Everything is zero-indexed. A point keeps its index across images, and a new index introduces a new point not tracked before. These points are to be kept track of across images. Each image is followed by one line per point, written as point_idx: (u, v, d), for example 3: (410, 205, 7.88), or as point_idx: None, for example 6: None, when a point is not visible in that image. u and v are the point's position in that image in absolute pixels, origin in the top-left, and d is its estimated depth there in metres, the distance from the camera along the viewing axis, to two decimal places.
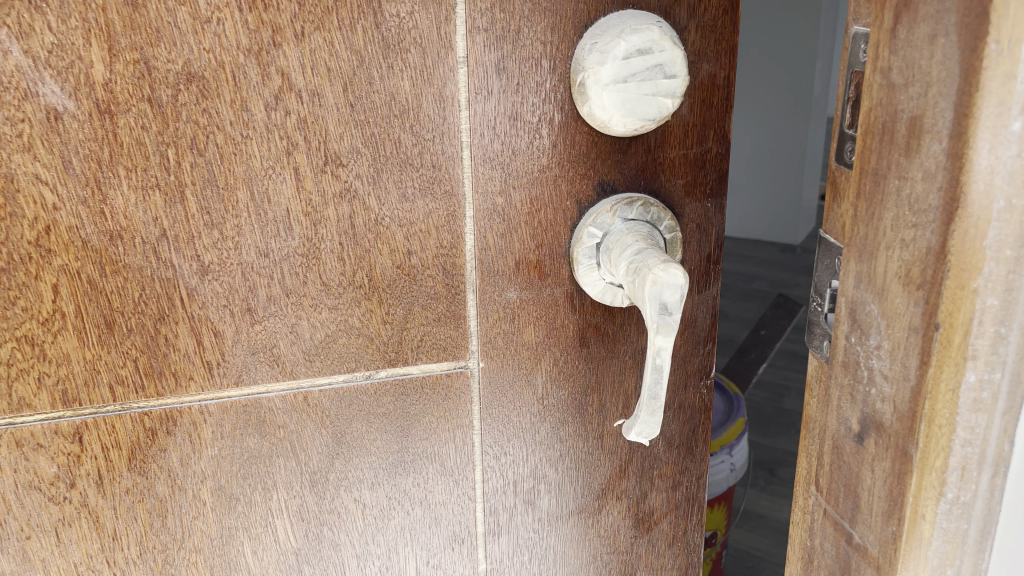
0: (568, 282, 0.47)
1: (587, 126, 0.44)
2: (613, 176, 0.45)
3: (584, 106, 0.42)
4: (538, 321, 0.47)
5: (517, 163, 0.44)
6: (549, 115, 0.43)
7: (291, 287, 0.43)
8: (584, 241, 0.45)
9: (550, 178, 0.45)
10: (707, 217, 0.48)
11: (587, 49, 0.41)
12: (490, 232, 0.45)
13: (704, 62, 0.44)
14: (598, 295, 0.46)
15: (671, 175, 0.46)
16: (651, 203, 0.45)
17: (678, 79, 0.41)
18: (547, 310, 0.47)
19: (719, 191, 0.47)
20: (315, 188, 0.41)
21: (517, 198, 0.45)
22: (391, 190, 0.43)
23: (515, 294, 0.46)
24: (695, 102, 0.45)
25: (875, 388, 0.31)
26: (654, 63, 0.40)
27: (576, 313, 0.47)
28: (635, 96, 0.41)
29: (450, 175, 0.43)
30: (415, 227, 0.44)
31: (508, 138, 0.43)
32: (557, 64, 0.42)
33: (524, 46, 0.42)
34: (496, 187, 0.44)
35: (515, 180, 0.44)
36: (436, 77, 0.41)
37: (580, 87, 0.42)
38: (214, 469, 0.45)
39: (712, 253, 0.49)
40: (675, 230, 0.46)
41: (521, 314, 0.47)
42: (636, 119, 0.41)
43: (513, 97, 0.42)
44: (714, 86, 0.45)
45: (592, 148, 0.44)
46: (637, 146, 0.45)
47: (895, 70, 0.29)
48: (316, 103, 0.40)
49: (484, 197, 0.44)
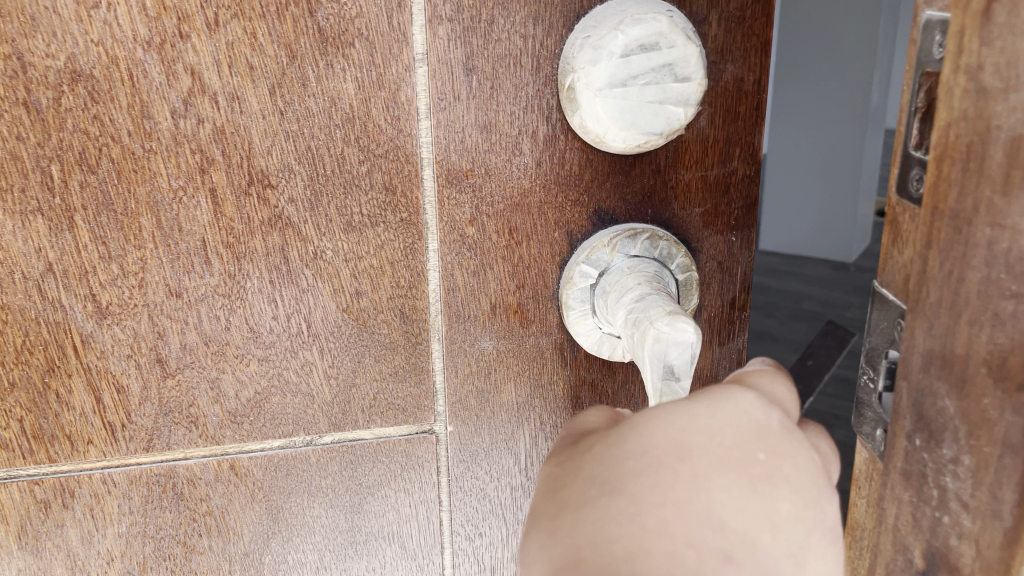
0: (556, 330, 0.38)
1: (579, 140, 0.35)
2: (613, 204, 0.37)
3: (574, 115, 0.34)
4: (520, 378, 0.39)
5: (493, 185, 0.35)
6: (531, 126, 0.35)
7: (211, 334, 0.35)
8: (576, 282, 0.37)
9: (533, 204, 0.36)
10: (731, 254, 0.39)
11: (578, 44, 0.33)
12: (460, 270, 0.36)
13: (728, 62, 0.36)
14: (594, 348, 0.38)
15: (686, 202, 0.38)
16: (660, 236, 0.37)
17: (692, 82, 0.33)
18: (530, 363, 0.39)
19: (747, 221, 0.39)
20: (237, 214, 0.34)
21: (491, 229, 0.36)
22: (334, 218, 0.34)
23: (490, 344, 0.38)
24: (716, 112, 0.36)
25: (948, 518, 0.22)
26: (662, 62, 0.32)
27: (566, 368, 0.39)
28: (638, 104, 0.33)
29: (408, 199, 0.35)
30: (365, 262, 0.35)
31: (480, 156, 0.35)
32: (540, 64, 0.34)
33: (498, 40, 0.33)
34: (465, 216, 0.36)
35: (490, 206, 0.36)
36: (388, 79, 0.33)
37: (569, 92, 0.34)
38: (123, 549, 0.38)
39: (738, 297, 0.40)
40: (691, 269, 0.38)
41: (499, 368, 0.38)
42: (639, 131, 0.33)
43: (487, 104, 0.34)
44: (740, 93, 0.36)
45: (585, 168, 0.36)
46: (642, 167, 0.36)
47: (988, 68, 0.20)
48: (237, 110, 0.32)
49: (451, 226, 0.36)
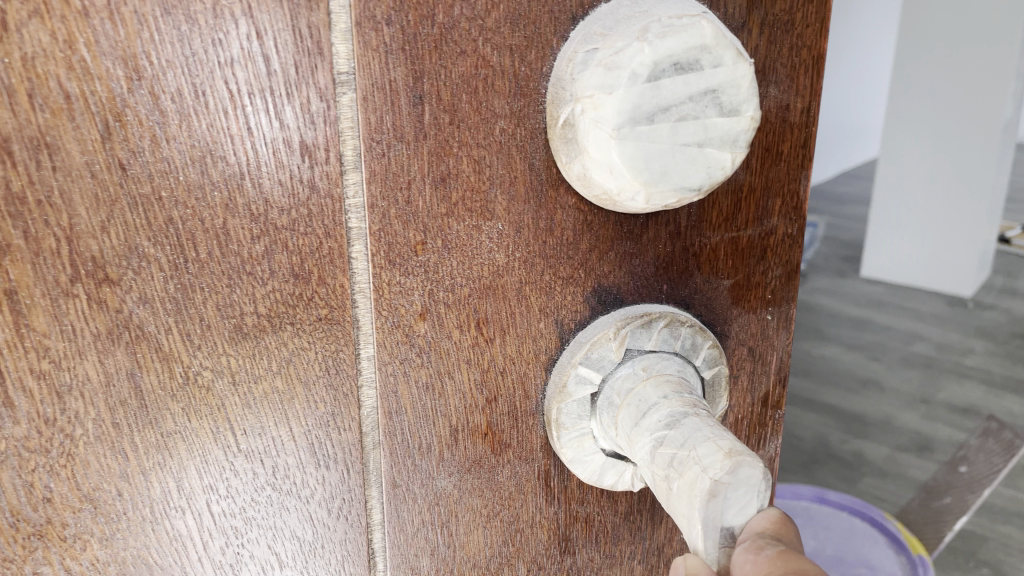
0: (541, 455, 0.28)
1: (575, 195, 0.25)
2: (618, 279, 0.27)
3: (574, 164, 0.24)
4: (492, 521, 0.28)
5: (453, 263, 0.24)
6: (508, 178, 0.24)
7: (22, 513, 0.22)
8: (571, 391, 0.26)
9: (513, 287, 0.25)
10: (766, 336, 0.29)
11: (581, 61, 0.23)
12: (407, 385, 0.25)
13: (772, 84, 0.26)
14: (594, 478, 0.27)
15: (713, 273, 0.28)
16: (681, 322, 0.27)
17: (743, 116, 0.23)
18: (504, 502, 0.28)
19: (786, 294, 0.29)
20: (54, 326, 0.21)
21: (452, 323, 0.25)
22: (218, 323, 0.23)
23: (450, 482, 0.27)
24: (754, 151, 0.26)
25: None
26: (704, 88, 0.22)
27: (553, 501, 0.28)
28: (670, 150, 0.23)
29: (328, 290, 0.23)
30: (265, 385, 0.24)
31: (436, 222, 0.24)
32: (520, 90, 0.23)
33: (461, 53, 0.22)
34: (415, 308, 0.24)
35: (449, 293, 0.25)
36: (293, 111, 0.22)
37: (567, 130, 0.23)
38: None
39: (772, 391, 0.30)
40: (720, 362, 0.28)
41: (464, 513, 0.27)
42: (671, 188, 0.23)
43: (445, 148, 0.23)
44: (786, 126, 0.27)
45: (582, 235, 0.26)
46: (657, 227, 0.26)
47: None
48: (45, 164, 0.20)
49: (394, 325, 0.24)
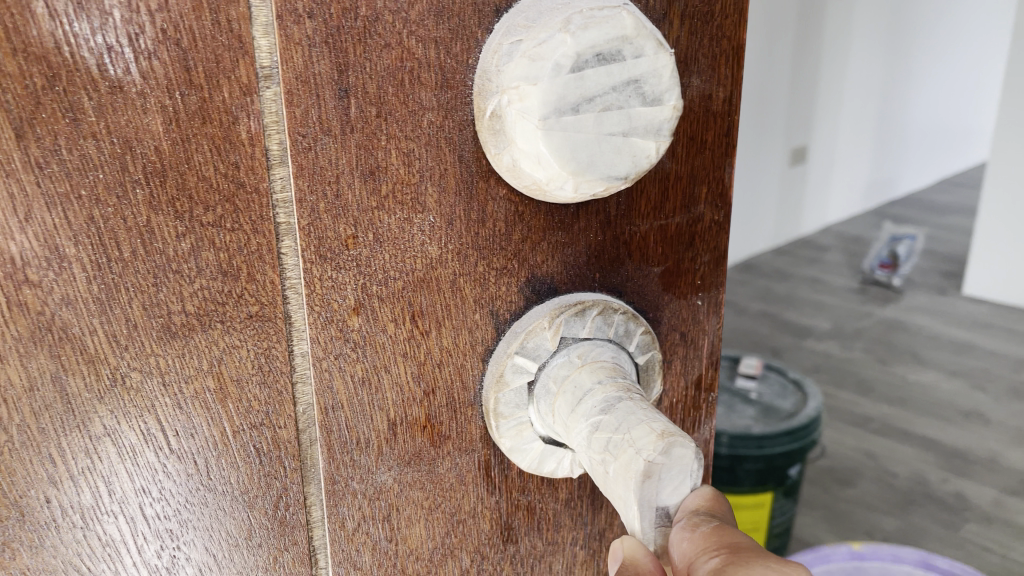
0: (480, 446, 0.28)
1: (505, 186, 0.25)
2: (552, 269, 0.27)
3: (502, 154, 0.24)
4: (432, 514, 0.28)
5: (385, 257, 0.24)
6: (438, 170, 0.24)
7: None
8: (508, 381, 0.27)
9: (446, 280, 0.25)
10: (697, 322, 0.30)
11: (506, 52, 0.23)
12: (342, 380, 0.25)
13: (693, 74, 0.27)
14: (534, 465, 0.28)
15: (643, 261, 0.28)
16: (614, 309, 0.27)
17: (665, 106, 0.24)
18: (445, 494, 0.28)
19: (715, 280, 0.30)
20: None
21: (386, 317, 0.25)
22: (146, 322, 0.22)
23: (390, 476, 0.27)
24: (679, 140, 0.27)
25: None
26: (626, 78, 0.23)
27: (494, 491, 0.29)
28: (595, 139, 0.23)
29: (257, 286, 0.23)
30: (196, 385, 0.23)
31: (366, 216, 0.24)
32: (446, 82, 0.23)
33: (385, 46, 0.22)
34: (348, 302, 0.24)
35: (382, 286, 0.25)
36: (216, 107, 0.21)
37: (493, 121, 0.23)
38: None
39: (705, 374, 0.31)
40: (654, 348, 0.29)
41: (405, 507, 0.27)
42: (597, 177, 0.24)
43: (372, 141, 0.23)
44: (709, 114, 0.27)
45: (514, 226, 0.26)
46: (588, 216, 0.27)
47: None
48: None
49: (327, 320, 0.24)
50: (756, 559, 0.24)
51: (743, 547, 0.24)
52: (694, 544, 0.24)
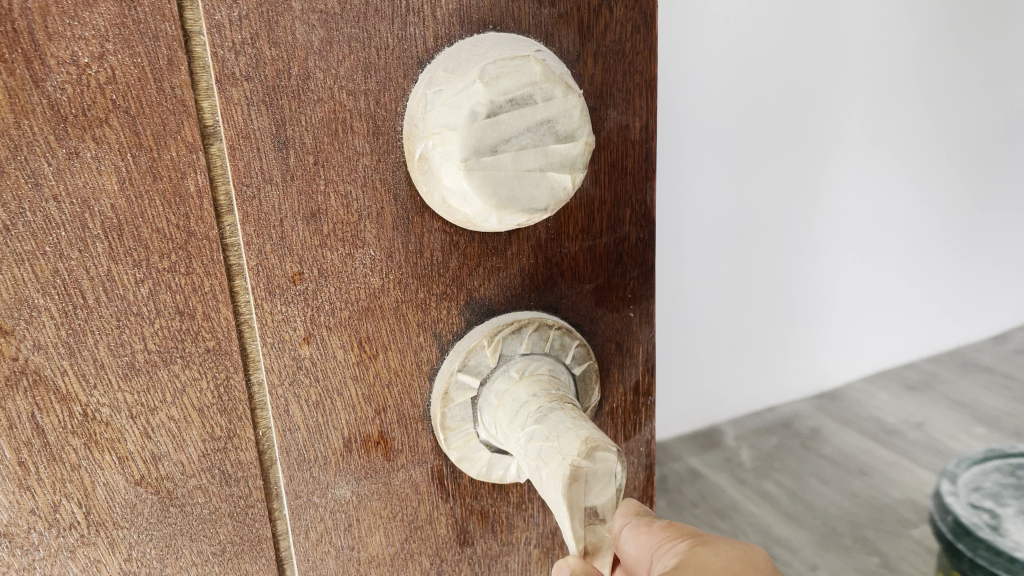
0: (432, 457, 0.30)
1: (439, 220, 0.28)
2: (488, 291, 0.29)
3: (433, 191, 0.26)
4: (391, 522, 0.30)
5: (331, 289, 0.27)
6: (375, 209, 0.26)
7: None
8: (453, 397, 0.29)
9: (390, 306, 0.28)
10: (631, 331, 0.32)
11: (429, 100, 0.25)
12: (298, 404, 0.27)
13: (610, 108, 0.29)
14: (483, 473, 0.30)
15: (575, 279, 0.31)
16: (549, 325, 0.30)
17: (578, 141, 0.26)
18: (401, 502, 0.30)
19: (644, 292, 0.32)
20: None
21: (335, 345, 0.27)
22: (112, 360, 0.24)
23: (349, 489, 0.29)
24: (600, 168, 0.30)
25: None
26: (540, 119, 0.25)
27: (448, 497, 0.31)
28: (514, 176, 0.25)
29: (213, 323, 0.25)
30: (163, 416, 0.26)
31: (311, 254, 0.26)
32: (377, 129, 0.26)
33: (318, 100, 0.25)
34: (298, 333, 0.27)
35: (330, 316, 0.27)
36: (165, 164, 0.24)
37: (422, 161, 0.26)
38: None
39: (642, 379, 0.33)
40: (589, 358, 0.31)
41: (364, 516, 0.30)
42: (519, 209, 0.26)
43: (312, 186, 0.25)
44: (627, 143, 0.30)
45: (450, 254, 0.28)
46: (520, 241, 0.29)
47: None
48: None
49: (281, 350, 0.27)
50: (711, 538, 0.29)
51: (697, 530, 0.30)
52: (652, 537, 0.29)
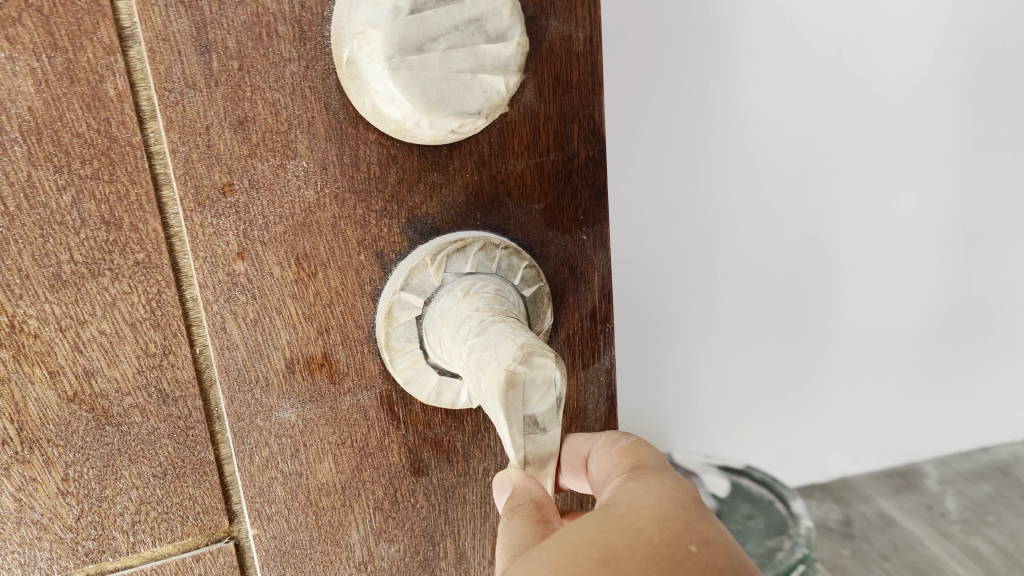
0: (380, 381, 0.30)
1: (375, 132, 0.27)
2: (431, 209, 0.29)
3: (363, 97, 0.25)
4: (340, 448, 0.30)
5: (264, 203, 0.26)
6: (306, 118, 0.26)
7: None
8: (397, 316, 0.28)
9: (328, 222, 0.27)
10: (584, 255, 0.32)
11: (353, 1, 0.25)
12: (235, 321, 0.27)
13: (551, 17, 0.28)
14: (432, 396, 0.30)
15: (523, 199, 0.30)
16: (495, 243, 0.29)
17: (509, 42, 0.25)
18: (350, 428, 0.30)
19: (597, 215, 0.32)
20: None
21: (271, 261, 0.27)
22: (37, 270, 0.24)
23: (294, 412, 0.29)
24: (544, 81, 0.29)
25: None
26: (467, 17, 0.25)
27: (399, 425, 0.30)
28: (443, 78, 0.25)
29: (142, 235, 0.25)
30: (94, 330, 0.25)
31: (240, 165, 0.26)
32: (303, 34, 0.25)
33: (239, 3, 0.24)
34: (231, 247, 0.26)
35: (263, 231, 0.26)
36: (82, 67, 0.23)
37: (350, 66, 0.25)
38: None
39: (599, 306, 0.33)
40: (540, 280, 0.30)
41: (311, 442, 0.29)
42: (450, 114, 0.25)
43: (237, 93, 0.25)
44: (571, 55, 0.29)
45: (388, 168, 0.28)
46: (462, 157, 0.28)
47: None
48: None
49: (214, 264, 0.26)
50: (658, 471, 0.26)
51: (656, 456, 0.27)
52: (610, 461, 0.27)
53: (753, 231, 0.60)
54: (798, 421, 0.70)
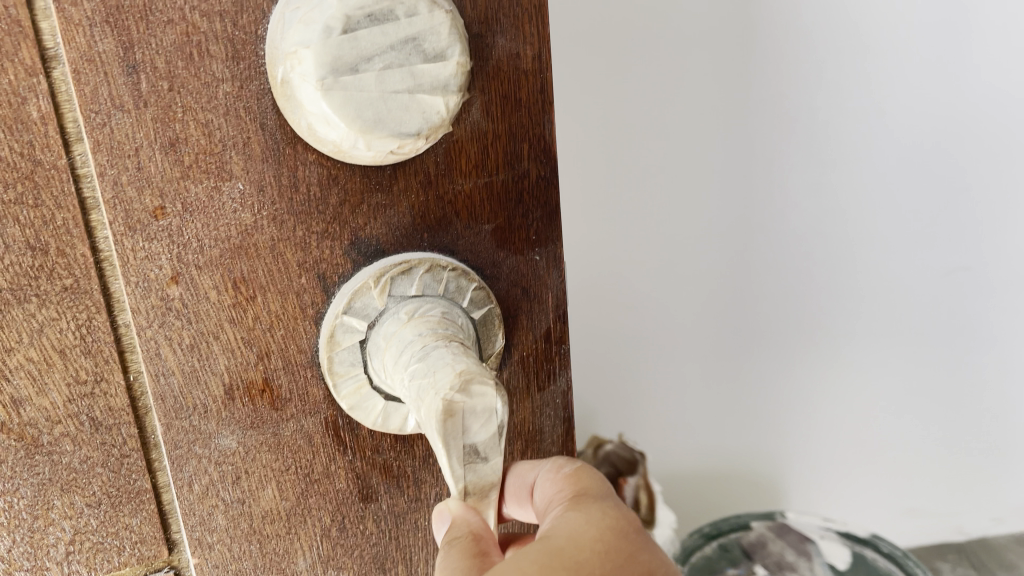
0: (324, 407, 0.29)
1: (314, 152, 0.26)
2: (374, 230, 0.28)
3: (298, 119, 0.25)
4: (284, 475, 0.29)
5: (197, 226, 0.25)
6: (241, 139, 0.25)
7: None
8: (340, 341, 0.28)
9: (267, 245, 0.27)
10: (537, 276, 0.31)
11: (286, 19, 0.24)
12: (170, 347, 0.26)
13: (498, 34, 0.28)
14: (379, 423, 0.29)
15: (473, 219, 0.29)
16: (443, 265, 0.28)
17: (449, 62, 0.25)
18: (294, 455, 0.29)
19: (550, 235, 0.31)
20: None
21: (207, 285, 0.26)
22: None
23: (234, 439, 0.28)
24: (492, 99, 0.28)
25: None
26: (404, 37, 0.24)
27: (346, 450, 0.30)
28: (379, 99, 0.24)
29: (70, 259, 0.25)
30: (23, 357, 0.25)
31: (173, 187, 0.25)
32: (236, 53, 0.24)
33: (168, 22, 0.24)
34: (165, 271, 0.25)
35: (197, 255, 0.26)
36: (3, 88, 0.23)
37: (284, 87, 0.24)
38: None
39: (554, 328, 0.32)
40: (490, 302, 0.30)
41: (253, 469, 0.29)
42: (388, 135, 0.25)
43: (168, 114, 0.24)
44: (519, 73, 0.28)
45: (329, 188, 0.27)
46: (407, 177, 0.28)
47: None
48: None
49: (146, 290, 0.25)
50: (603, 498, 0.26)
51: (602, 482, 0.26)
52: (554, 486, 0.26)
53: (816, 266, 0.70)
54: (908, 441, 0.80)
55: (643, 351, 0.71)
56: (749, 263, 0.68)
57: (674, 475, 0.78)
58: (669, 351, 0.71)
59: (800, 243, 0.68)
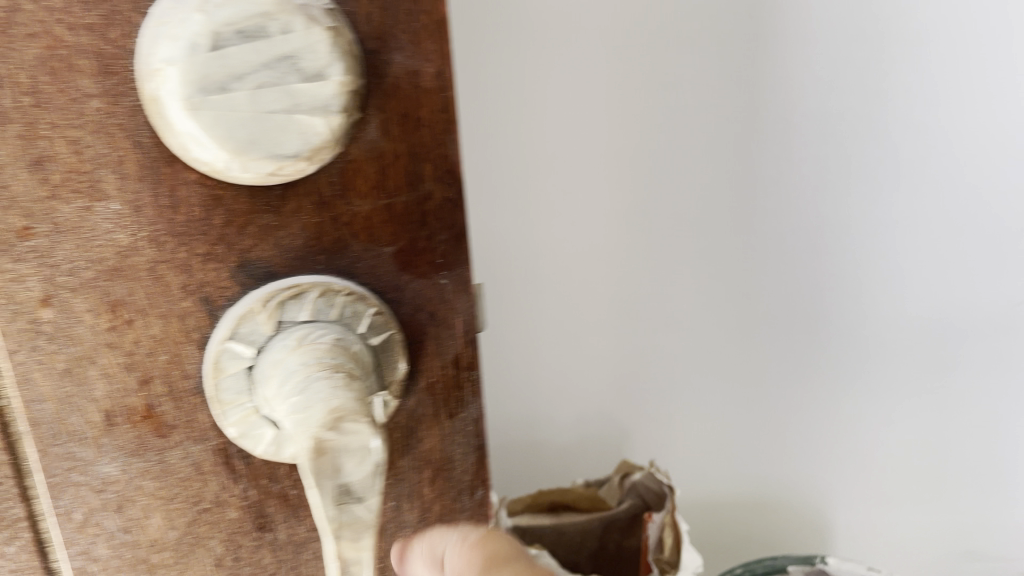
0: (214, 434, 0.28)
1: (195, 171, 0.25)
2: (265, 253, 0.27)
3: (173, 138, 0.23)
4: (172, 504, 0.28)
5: (69, 248, 0.24)
6: (113, 157, 0.24)
7: None
8: (226, 368, 0.27)
9: (146, 268, 0.25)
10: (445, 300, 0.30)
11: (155, 34, 0.23)
12: (43, 373, 0.25)
13: (394, 50, 0.26)
14: (271, 452, 0.28)
15: (373, 241, 0.28)
16: (337, 290, 0.27)
17: (328, 81, 0.24)
18: (182, 483, 0.28)
19: (457, 257, 0.30)
20: None
21: (81, 309, 0.25)
22: None
23: (116, 467, 0.27)
24: (390, 118, 0.27)
25: None
26: (277, 55, 0.23)
27: (238, 479, 0.29)
28: (252, 121, 0.23)
29: None
30: None
31: (40, 208, 0.24)
32: (107, 69, 0.23)
33: (30, 35, 0.23)
34: (35, 294, 0.25)
35: (70, 277, 0.25)
36: None
37: (156, 104, 0.23)
38: None
39: (464, 352, 0.31)
40: (390, 327, 0.29)
41: (137, 497, 0.28)
42: (264, 157, 0.24)
43: (31, 131, 0.23)
44: (419, 89, 0.27)
45: (212, 210, 0.26)
46: (298, 197, 0.27)
47: None
48: None
49: (14, 312, 0.24)
50: (513, 561, 0.24)
51: (513, 548, 0.25)
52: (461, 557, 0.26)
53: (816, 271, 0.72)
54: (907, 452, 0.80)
55: (676, 369, 0.77)
56: (774, 295, 0.73)
57: (702, 502, 0.84)
58: (696, 367, 0.77)
59: (820, 270, 0.71)
